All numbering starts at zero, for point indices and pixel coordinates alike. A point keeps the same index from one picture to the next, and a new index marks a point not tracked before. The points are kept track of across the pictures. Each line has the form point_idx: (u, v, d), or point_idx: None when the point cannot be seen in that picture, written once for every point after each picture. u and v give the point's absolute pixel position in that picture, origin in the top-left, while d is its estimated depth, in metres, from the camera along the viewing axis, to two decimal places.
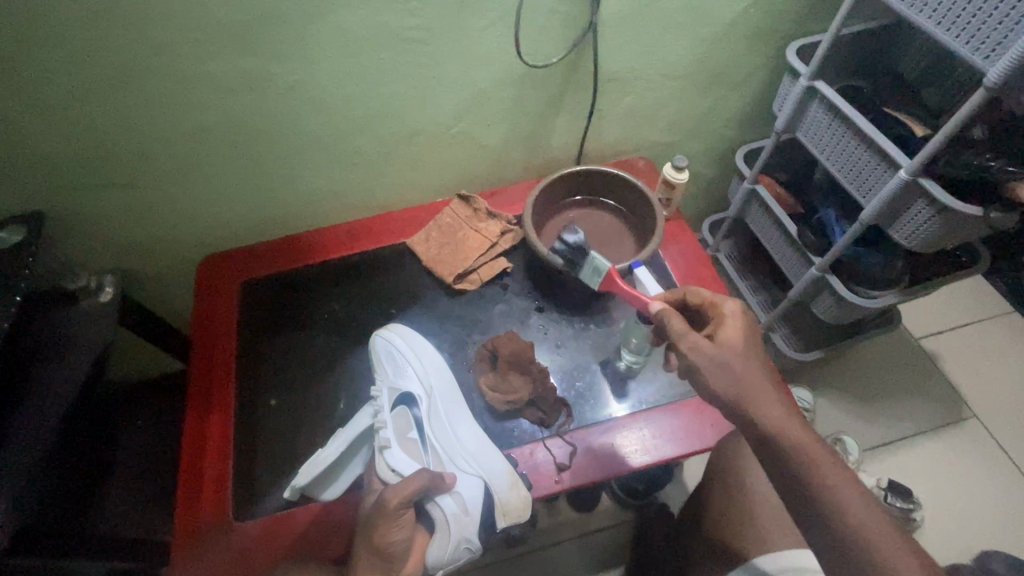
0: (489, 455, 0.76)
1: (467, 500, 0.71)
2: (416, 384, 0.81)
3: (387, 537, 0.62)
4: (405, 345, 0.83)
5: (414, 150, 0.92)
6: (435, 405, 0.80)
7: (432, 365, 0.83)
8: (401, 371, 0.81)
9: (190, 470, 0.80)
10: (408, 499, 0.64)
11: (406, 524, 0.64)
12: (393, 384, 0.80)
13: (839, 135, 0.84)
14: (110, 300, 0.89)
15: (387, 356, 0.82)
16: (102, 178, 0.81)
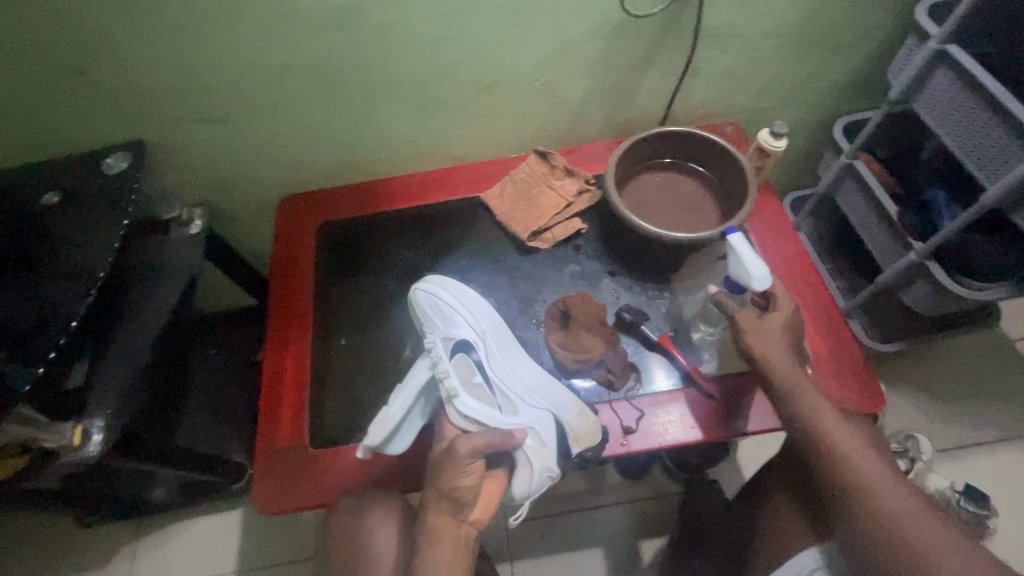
0: (557, 391, 0.77)
1: (542, 435, 0.73)
2: (468, 331, 0.80)
3: (454, 482, 0.63)
4: (451, 294, 0.83)
5: (496, 102, 0.90)
6: (492, 347, 0.81)
7: (480, 310, 0.83)
8: (452, 320, 0.81)
9: (270, 394, 0.84)
10: (477, 450, 0.64)
11: (474, 471, 0.64)
12: (447, 333, 0.79)
13: (967, 107, 0.77)
14: (198, 232, 0.94)
15: (433, 306, 0.81)
16: (200, 112, 0.84)
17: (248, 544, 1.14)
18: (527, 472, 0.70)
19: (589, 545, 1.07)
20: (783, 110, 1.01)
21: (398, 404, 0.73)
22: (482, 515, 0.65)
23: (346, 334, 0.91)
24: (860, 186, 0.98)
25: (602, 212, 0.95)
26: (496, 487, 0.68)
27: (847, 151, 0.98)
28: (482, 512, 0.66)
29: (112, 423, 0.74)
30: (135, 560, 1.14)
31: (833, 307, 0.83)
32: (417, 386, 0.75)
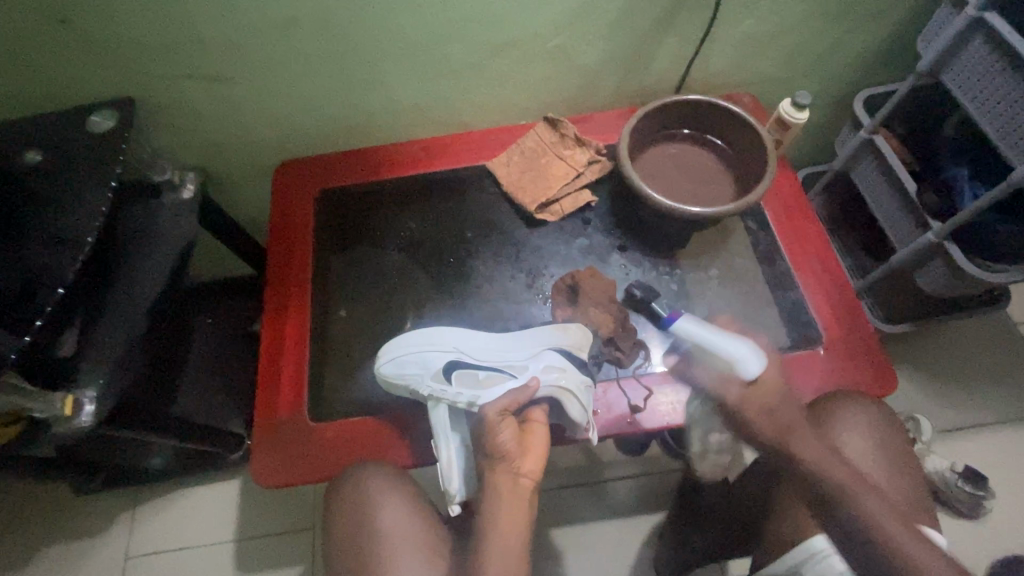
0: (537, 333, 0.77)
1: (555, 364, 0.72)
2: (440, 354, 0.75)
3: (495, 438, 0.62)
4: (407, 342, 0.76)
5: (505, 64, 0.85)
6: (471, 349, 0.76)
7: (438, 332, 0.77)
8: (425, 358, 0.74)
9: (268, 367, 0.82)
10: (505, 407, 0.64)
11: (510, 424, 0.64)
12: (430, 373, 0.73)
13: (1002, 81, 0.73)
14: (190, 198, 0.90)
15: (400, 365, 0.74)
16: (191, 68, 0.79)
17: (246, 514, 1.14)
18: (572, 400, 0.69)
19: (587, 519, 1.08)
20: (803, 80, 0.97)
21: (446, 452, 0.70)
22: (538, 463, 0.62)
23: (346, 305, 0.89)
24: (879, 163, 0.95)
25: (612, 184, 0.92)
26: (545, 429, 0.66)
27: (867, 126, 0.94)
28: (536, 461, 0.63)
29: (105, 392, 0.72)
30: (133, 527, 1.14)
31: (847, 287, 0.81)
32: (447, 424, 0.71)
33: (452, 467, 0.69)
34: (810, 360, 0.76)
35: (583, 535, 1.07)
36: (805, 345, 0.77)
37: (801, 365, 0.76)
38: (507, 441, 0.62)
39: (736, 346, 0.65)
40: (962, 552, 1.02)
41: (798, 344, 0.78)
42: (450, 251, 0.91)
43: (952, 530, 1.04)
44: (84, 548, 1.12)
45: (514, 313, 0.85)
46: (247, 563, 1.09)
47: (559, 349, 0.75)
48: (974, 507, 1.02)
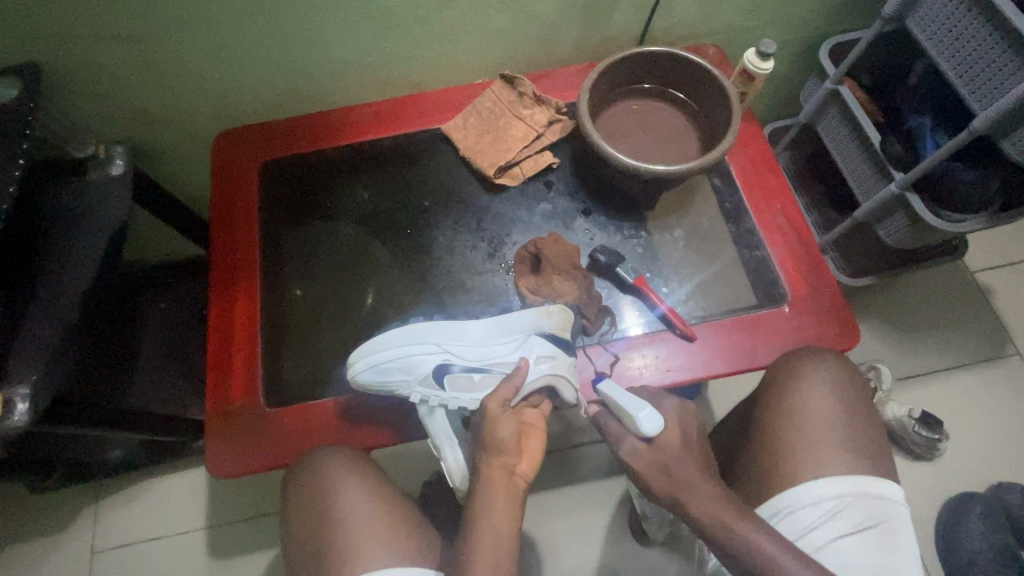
0: (520, 318, 0.74)
1: (544, 353, 0.71)
2: (422, 357, 0.71)
3: (495, 433, 0.60)
4: (392, 346, 0.71)
5: (454, 17, 0.78)
6: (458, 349, 0.73)
7: (422, 334, 0.73)
8: (412, 363, 0.71)
9: (219, 351, 0.78)
10: (505, 399, 0.63)
11: (510, 419, 0.62)
12: (419, 379, 0.70)
13: (964, 24, 0.71)
14: (121, 173, 0.82)
15: (383, 372, 0.70)
16: (100, 28, 0.70)
17: (217, 501, 1.11)
18: (567, 385, 0.68)
19: (563, 484, 1.09)
20: (769, 29, 0.93)
21: (449, 450, 0.68)
22: (533, 464, 0.61)
23: (300, 284, 0.84)
24: (845, 115, 0.93)
25: (575, 145, 0.88)
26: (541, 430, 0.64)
27: (833, 76, 0.91)
28: (529, 462, 0.62)
29: (39, 388, 0.67)
30: (98, 522, 1.10)
31: (813, 243, 0.80)
32: (446, 429, 0.70)
33: (457, 462, 0.67)
34: (775, 319, 0.75)
35: (559, 499, 1.08)
36: (771, 303, 0.77)
37: (766, 325, 0.75)
38: (507, 434, 0.60)
39: (638, 404, 0.61)
40: (918, 492, 1.08)
41: (763, 303, 0.77)
42: (408, 221, 0.86)
43: (910, 473, 1.09)
44: (47, 546, 1.08)
45: (477, 284, 0.82)
46: (221, 549, 1.07)
47: (544, 334, 0.73)
48: (930, 450, 1.07)
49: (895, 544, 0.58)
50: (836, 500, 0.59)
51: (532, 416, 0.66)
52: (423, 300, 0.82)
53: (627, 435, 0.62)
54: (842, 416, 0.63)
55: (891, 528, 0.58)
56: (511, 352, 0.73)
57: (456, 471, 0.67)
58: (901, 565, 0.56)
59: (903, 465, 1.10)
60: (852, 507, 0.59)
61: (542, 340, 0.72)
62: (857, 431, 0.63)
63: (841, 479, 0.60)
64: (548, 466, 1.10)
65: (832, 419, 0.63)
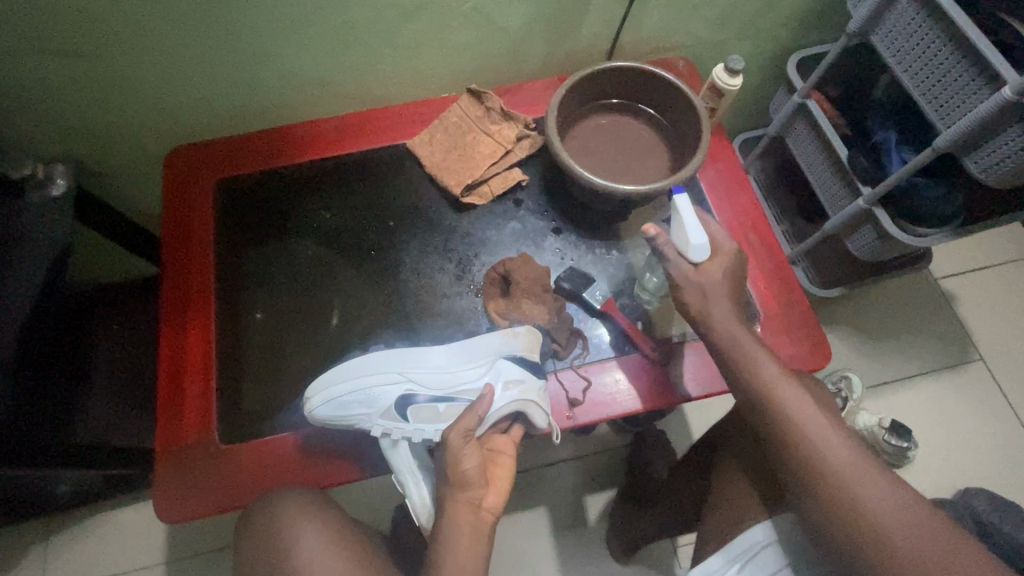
0: (488, 340, 0.71)
1: (512, 377, 0.68)
2: (383, 387, 0.68)
3: (459, 466, 0.59)
4: (349, 377, 0.68)
5: (415, 30, 0.76)
6: (421, 377, 0.70)
7: (383, 362, 0.70)
8: (372, 395, 0.67)
9: (171, 385, 0.73)
10: (467, 430, 0.61)
11: (475, 450, 0.60)
12: (381, 412, 0.67)
13: (926, 42, 0.72)
14: (62, 194, 0.78)
15: (342, 406, 0.66)
16: (30, 41, 0.65)
17: (177, 534, 1.05)
18: (537, 411, 0.67)
19: (541, 504, 1.08)
20: (736, 43, 0.93)
21: (414, 486, 0.65)
22: (501, 495, 0.60)
23: (260, 307, 0.80)
24: (813, 128, 0.93)
25: (544, 161, 0.86)
26: (511, 460, 0.64)
27: (801, 89, 0.92)
28: (498, 493, 0.60)
29: None
30: (47, 561, 1.03)
31: (783, 259, 0.79)
32: (410, 463, 0.67)
33: (423, 500, 0.65)
34: None
35: (536, 519, 1.06)
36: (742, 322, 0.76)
37: None
38: (472, 466, 0.59)
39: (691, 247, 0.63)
40: None
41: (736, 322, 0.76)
42: (372, 242, 0.83)
43: None
44: None
45: (445, 307, 0.79)
46: None
47: (514, 358, 0.70)
48: (900, 458, 1.08)
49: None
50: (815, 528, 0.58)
51: (500, 443, 0.66)
52: (389, 324, 0.79)
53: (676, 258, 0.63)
54: None
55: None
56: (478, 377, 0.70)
57: (422, 508, 0.64)
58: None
59: None
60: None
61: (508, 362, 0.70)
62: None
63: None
64: (524, 485, 1.09)
65: None
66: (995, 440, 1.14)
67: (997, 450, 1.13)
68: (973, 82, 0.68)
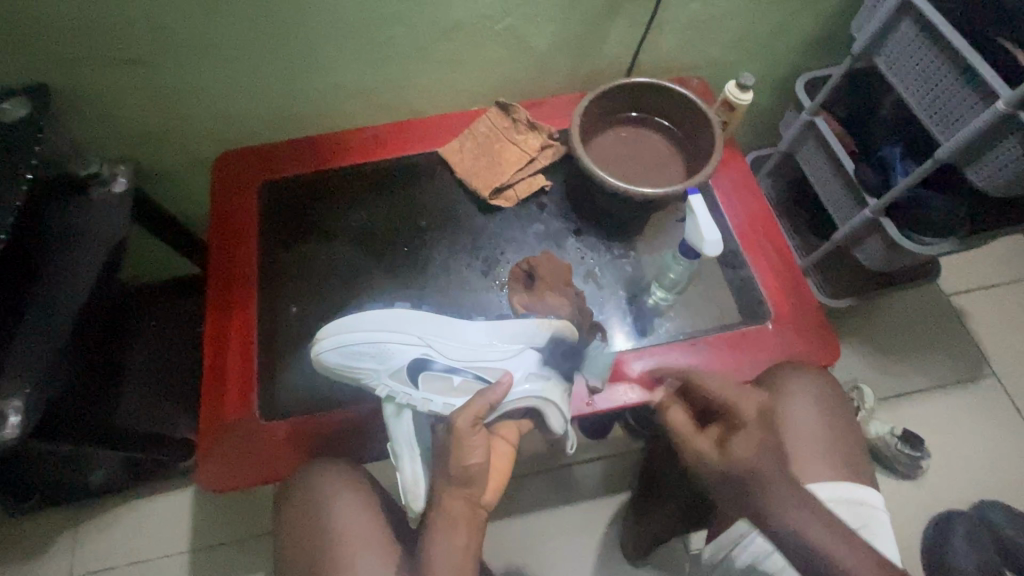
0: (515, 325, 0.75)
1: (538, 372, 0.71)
2: (403, 347, 0.72)
3: (463, 461, 0.61)
4: (367, 333, 0.72)
5: (452, 47, 0.83)
6: (442, 346, 0.73)
7: (405, 324, 0.73)
8: (387, 353, 0.71)
9: (215, 364, 0.78)
10: (476, 419, 0.63)
11: (481, 446, 0.62)
12: (391, 370, 0.70)
13: (927, 61, 0.77)
14: (122, 192, 0.84)
15: (352, 356, 0.70)
16: (112, 51, 0.73)
17: (203, 524, 1.08)
18: (555, 412, 0.70)
19: (557, 505, 1.10)
20: (748, 64, 0.99)
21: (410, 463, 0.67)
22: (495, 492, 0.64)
23: (295, 302, 0.85)
24: (821, 143, 0.99)
25: (566, 168, 0.92)
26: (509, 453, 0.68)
27: (810, 107, 0.97)
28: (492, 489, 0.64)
29: (32, 404, 0.67)
30: (78, 547, 1.06)
31: (794, 261, 0.83)
32: (409, 437, 0.69)
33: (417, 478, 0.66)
34: (762, 336, 0.78)
35: (551, 519, 1.09)
36: (755, 320, 0.80)
37: (753, 341, 0.77)
38: (476, 464, 0.61)
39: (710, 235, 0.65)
40: (903, 511, 1.10)
41: (748, 320, 0.80)
42: (404, 241, 0.88)
43: (895, 491, 1.11)
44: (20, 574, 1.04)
45: (472, 301, 0.84)
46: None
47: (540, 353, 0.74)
48: (913, 468, 1.09)
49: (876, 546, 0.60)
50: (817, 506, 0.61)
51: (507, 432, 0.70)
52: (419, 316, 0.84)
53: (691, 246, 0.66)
54: (826, 426, 0.66)
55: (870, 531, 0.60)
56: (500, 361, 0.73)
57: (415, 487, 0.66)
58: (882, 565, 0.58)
59: (887, 483, 1.12)
60: (839, 512, 0.60)
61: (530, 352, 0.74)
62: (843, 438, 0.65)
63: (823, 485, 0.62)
64: (541, 486, 1.11)
65: (814, 430, 0.66)
66: (1010, 455, 1.14)
67: (1012, 464, 1.13)
68: (972, 97, 0.72)
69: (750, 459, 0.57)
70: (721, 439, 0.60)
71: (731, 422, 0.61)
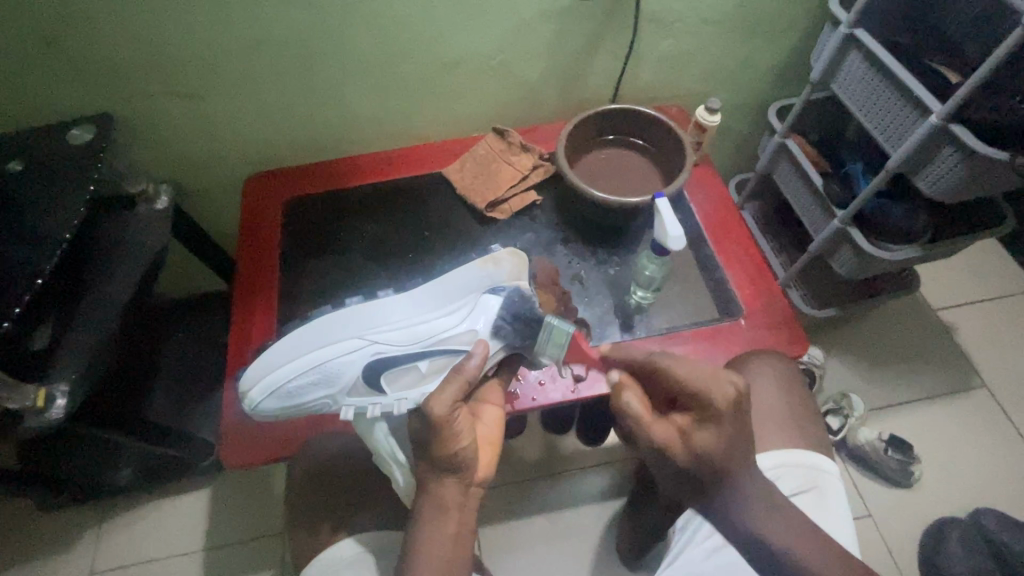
0: (464, 273, 0.81)
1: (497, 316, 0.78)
2: (343, 361, 0.74)
3: (450, 446, 0.64)
4: (295, 365, 0.74)
5: (454, 80, 0.95)
6: (385, 339, 0.76)
7: (336, 335, 0.76)
8: (329, 376, 0.74)
9: (238, 357, 0.89)
10: (451, 404, 0.64)
11: (464, 430, 0.65)
12: (345, 389, 0.75)
13: (873, 85, 0.86)
14: (163, 209, 0.95)
15: (295, 393, 0.75)
16: (166, 86, 0.86)
17: (216, 524, 1.13)
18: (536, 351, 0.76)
19: (555, 509, 1.14)
20: (721, 93, 1.10)
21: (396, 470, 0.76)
22: (488, 469, 0.68)
23: (311, 306, 0.93)
24: (792, 163, 1.07)
25: (556, 185, 1.02)
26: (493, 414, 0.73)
27: (779, 131, 1.06)
28: (484, 468, 0.68)
29: (75, 387, 0.75)
30: (100, 543, 1.11)
31: (763, 266, 0.93)
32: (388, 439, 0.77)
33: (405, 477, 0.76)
34: (733, 331, 0.87)
35: (548, 524, 1.12)
36: (728, 317, 0.88)
37: (725, 335, 0.87)
38: (464, 445, 0.64)
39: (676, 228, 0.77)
40: (898, 520, 1.10)
41: (722, 316, 0.89)
42: (409, 249, 0.97)
43: (889, 499, 1.12)
44: (44, 568, 1.09)
45: None
46: (216, 572, 1.08)
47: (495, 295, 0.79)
48: (905, 475, 1.11)
49: (827, 502, 0.67)
50: (774, 470, 0.69)
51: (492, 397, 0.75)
52: None
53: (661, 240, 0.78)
54: (785, 403, 0.74)
55: (822, 490, 0.68)
56: (455, 327, 0.78)
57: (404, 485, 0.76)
58: (833, 517, 0.66)
59: (881, 492, 1.13)
60: (793, 474, 0.68)
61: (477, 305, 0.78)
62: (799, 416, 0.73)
63: (778, 451, 0.70)
64: (539, 490, 1.15)
65: (775, 405, 0.73)
66: (1006, 465, 1.15)
67: (1007, 474, 1.14)
68: (912, 114, 0.81)
69: (712, 451, 0.59)
70: (686, 428, 0.60)
71: (705, 414, 0.59)
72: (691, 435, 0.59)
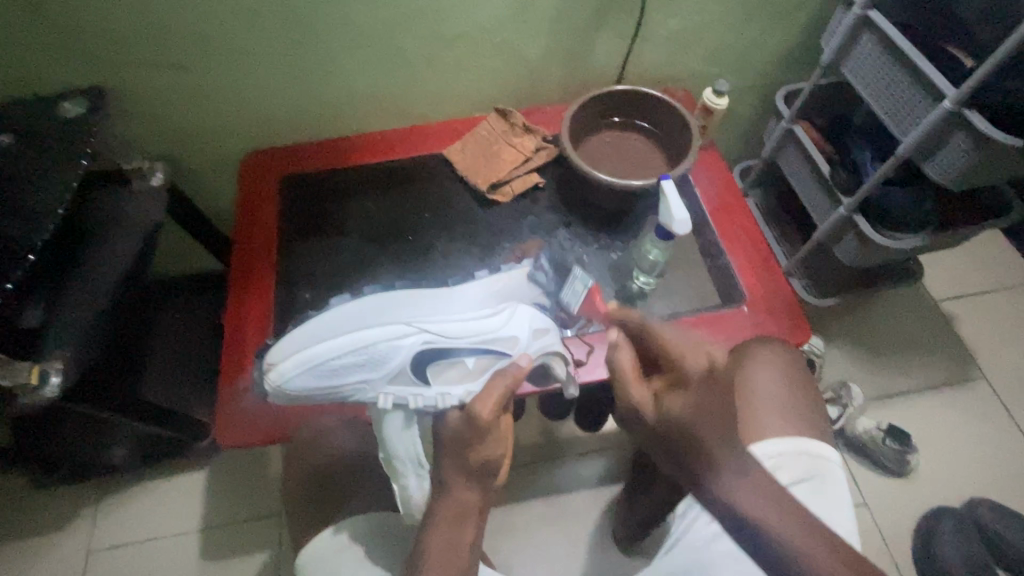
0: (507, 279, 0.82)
1: (540, 327, 0.79)
2: (393, 344, 0.71)
3: (486, 451, 0.66)
4: (336, 344, 0.70)
5: (455, 57, 0.93)
6: (437, 328, 0.73)
7: (384, 317, 0.72)
8: (375, 359, 0.71)
9: (236, 336, 0.88)
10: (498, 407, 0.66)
11: (499, 438, 0.67)
12: (388, 375, 0.71)
13: (885, 68, 0.84)
14: (159, 185, 0.93)
15: (333, 373, 0.70)
16: (159, 58, 0.84)
17: (213, 504, 1.13)
18: (559, 360, 0.79)
19: (552, 492, 1.14)
20: (728, 76, 1.08)
21: (414, 479, 0.72)
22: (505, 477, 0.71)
23: (308, 288, 0.91)
24: (799, 150, 1.05)
25: (558, 168, 1.00)
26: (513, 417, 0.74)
27: (786, 117, 1.04)
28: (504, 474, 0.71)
29: (70, 366, 0.74)
30: (96, 522, 1.11)
31: (766, 253, 0.92)
32: (413, 453, 0.72)
33: (422, 490, 0.72)
34: (735, 317, 0.86)
35: (546, 508, 1.12)
36: (731, 303, 0.88)
37: (728, 322, 0.86)
38: (499, 452, 0.67)
39: (682, 210, 0.75)
40: (895, 509, 1.11)
41: (725, 303, 0.88)
42: (408, 230, 0.96)
43: (886, 489, 1.13)
44: (41, 547, 1.09)
45: None
46: (213, 553, 1.08)
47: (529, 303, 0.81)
48: (901, 465, 1.11)
49: (828, 491, 0.67)
50: (774, 458, 0.67)
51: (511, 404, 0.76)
52: None
53: (664, 223, 0.76)
54: (784, 389, 0.72)
55: (824, 478, 0.67)
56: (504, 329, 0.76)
57: (418, 499, 0.72)
58: (834, 508, 0.66)
59: (878, 482, 1.13)
60: (794, 463, 0.67)
61: (523, 309, 0.78)
62: (801, 401, 0.72)
63: (777, 440, 0.69)
64: (537, 475, 1.15)
65: (774, 392, 0.72)
66: (1001, 456, 1.16)
67: (1002, 465, 1.15)
68: (923, 99, 0.79)
69: (681, 414, 0.57)
70: (659, 390, 0.61)
71: (676, 377, 0.60)
72: (660, 401, 0.60)
